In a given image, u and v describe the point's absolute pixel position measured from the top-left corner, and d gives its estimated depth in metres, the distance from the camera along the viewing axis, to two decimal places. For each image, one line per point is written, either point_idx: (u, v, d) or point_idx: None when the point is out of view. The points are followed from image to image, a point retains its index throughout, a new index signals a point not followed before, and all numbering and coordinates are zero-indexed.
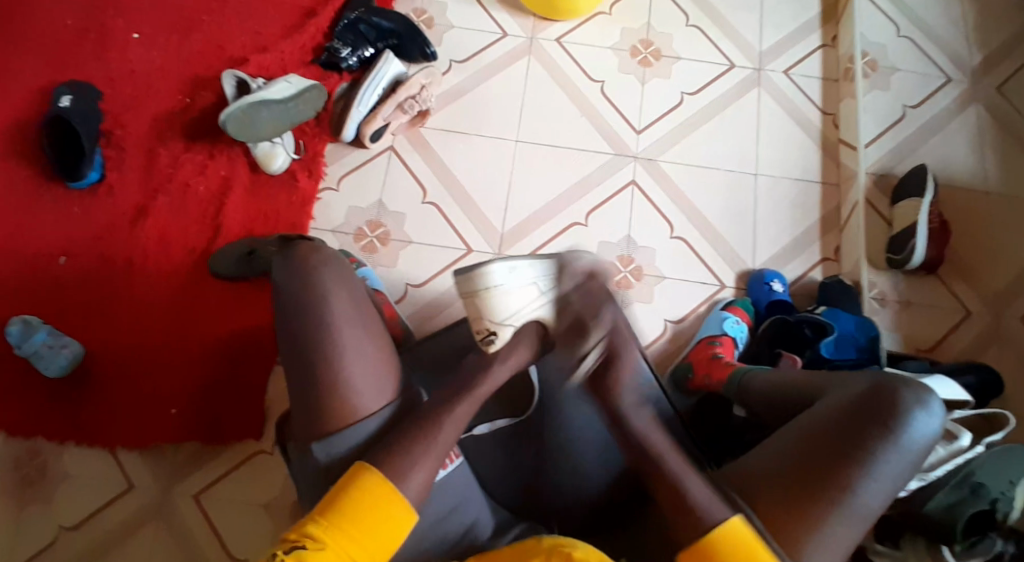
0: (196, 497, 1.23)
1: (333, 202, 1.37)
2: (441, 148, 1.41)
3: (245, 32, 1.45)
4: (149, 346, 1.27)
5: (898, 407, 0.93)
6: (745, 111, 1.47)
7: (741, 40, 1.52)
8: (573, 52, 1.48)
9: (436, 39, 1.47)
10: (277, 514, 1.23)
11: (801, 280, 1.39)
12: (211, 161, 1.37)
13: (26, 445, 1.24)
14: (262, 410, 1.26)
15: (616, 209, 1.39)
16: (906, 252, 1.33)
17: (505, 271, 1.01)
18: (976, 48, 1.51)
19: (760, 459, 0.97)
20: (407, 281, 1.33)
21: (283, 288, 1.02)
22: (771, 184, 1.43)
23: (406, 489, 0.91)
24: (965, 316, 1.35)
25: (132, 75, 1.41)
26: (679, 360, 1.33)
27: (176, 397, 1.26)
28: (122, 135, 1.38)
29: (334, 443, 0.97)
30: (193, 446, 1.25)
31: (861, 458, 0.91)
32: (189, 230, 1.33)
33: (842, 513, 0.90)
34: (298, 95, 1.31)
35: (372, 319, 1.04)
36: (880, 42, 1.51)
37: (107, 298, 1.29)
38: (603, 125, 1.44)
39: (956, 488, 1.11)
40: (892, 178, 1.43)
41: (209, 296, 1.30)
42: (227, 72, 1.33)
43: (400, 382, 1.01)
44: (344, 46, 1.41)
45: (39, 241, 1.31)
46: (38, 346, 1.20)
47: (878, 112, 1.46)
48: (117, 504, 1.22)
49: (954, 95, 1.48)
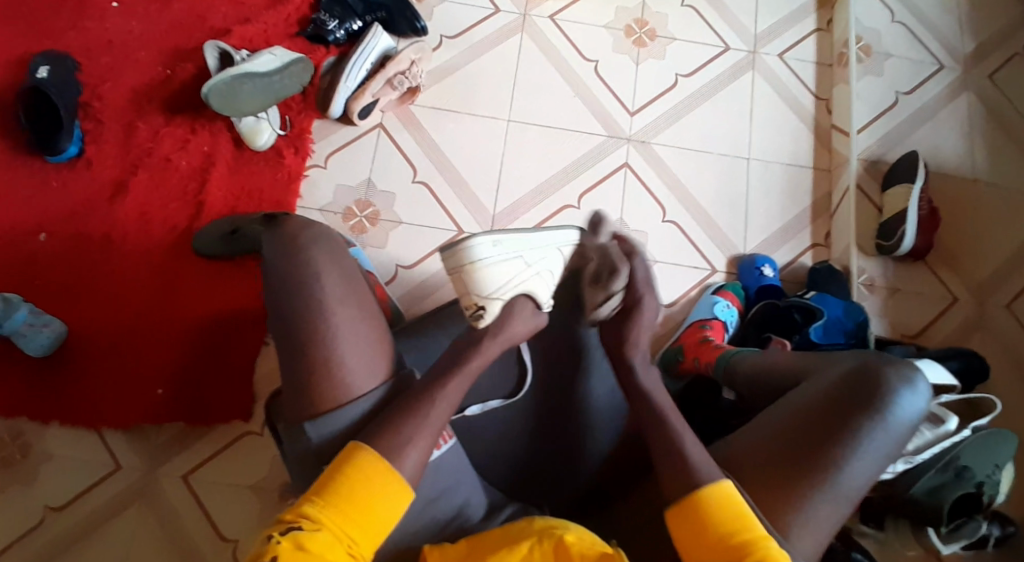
0: (181, 478, 1.20)
1: (320, 180, 1.34)
2: (430, 125, 1.38)
3: (229, 1, 1.40)
4: (130, 325, 1.24)
5: (883, 386, 0.94)
6: (738, 94, 1.46)
7: (736, 22, 1.50)
8: (567, 31, 1.45)
9: (426, 14, 1.44)
10: (263, 496, 1.20)
11: (791, 265, 1.39)
12: (194, 135, 1.33)
13: (5, 426, 1.21)
14: (247, 391, 1.24)
15: (609, 191, 1.38)
16: (896, 239, 1.35)
17: (488, 247, 1.03)
18: (968, 36, 1.51)
19: (745, 440, 0.96)
20: (397, 263, 1.31)
21: (273, 266, 1.00)
22: (763, 168, 1.43)
23: (402, 469, 0.89)
24: (951, 303, 1.37)
25: (109, 44, 1.36)
26: (670, 345, 1.33)
27: (160, 378, 1.23)
28: (100, 107, 1.33)
29: (326, 424, 0.95)
30: (177, 427, 1.23)
31: (847, 437, 0.91)
32: (170, 206, 1.29)
33: (827, 490, 0.89)
34: (284, 69, 1.28)
35: (364, 299, 1.02)
36: (875, 27, 1.50)
37: (85, 275, 1.25)
38: (596, 106, 1.42)
39: (941, 471, 1.12)
40: (883, 165, 1.43)
41: (192, 274, 1.27)
42: (209, 43, 1.30)
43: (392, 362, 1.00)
44: (332, 19, 1.37)
45: (13, 215, 1.27)
46: (19, 325, 1.16)
47: (870, 98, 1.46)
48: (99, 486, 1.19)
49: (945, 83, 1.48)
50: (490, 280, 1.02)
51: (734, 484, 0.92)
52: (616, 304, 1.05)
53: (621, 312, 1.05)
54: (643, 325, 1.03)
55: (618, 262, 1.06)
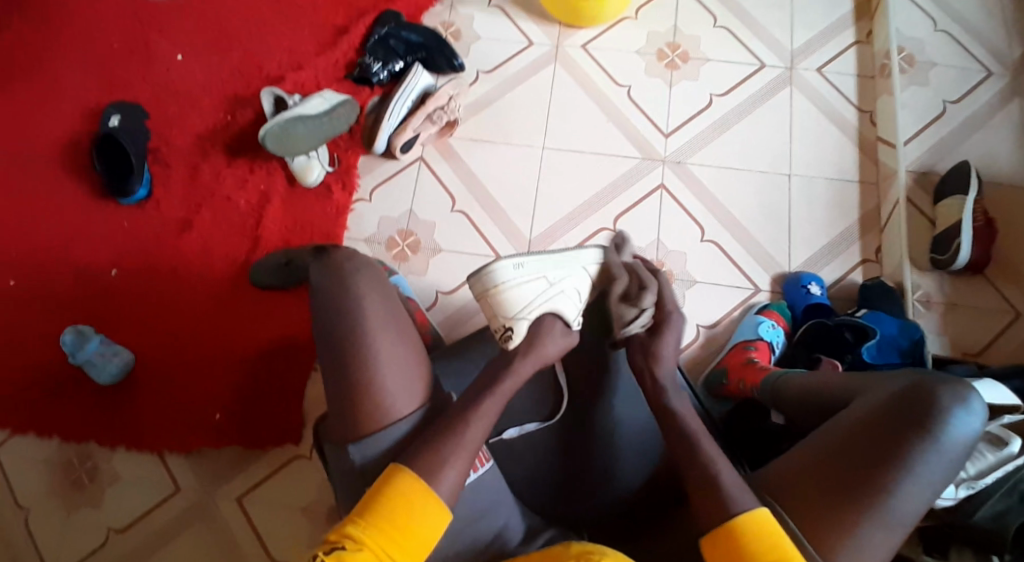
0: (237, 500, 1.27)
1: (366, 213, 1.41)
2: (469, 157, 1.43)
3: (282, 50, 1.50)
4: (193, 354, 1.33)
5: (936, 406, 0.90)
6: (776, 111, 1.44)
7: (771, 39, 1.49)
8: (598, 58, 1.49)
9: (464, 51, 1.50)
10: (313, 517, 1.26)
11: (840, 282, 1.35)
12: (252, 175, 1.43)
13: (77, 449, 1.30)
14: (298, 416, 1.30)
15: (645, 214, 1.39)
16: (951, 251, 1.28)
17: (509, 271, 1.08)
18: (1019, 39, 1.46)
19: (791, 462, 0.94)
20: (437, 289, 1.36)
21: (318, 294, 1.05)
22: (806, 184, 1.40)
23: (439, 490, 0.92)
24: (1015, 317, 1.29)
25: (177, 94, 1.48)
26: (713, 366, 1.31)
27: (219, 403, 1.31)
28: (169, 152, 1.45)
29: (370, 445, 0.99)
30: (234, 451, 1.30)
31: (899, 460, 0.88)
32: (231, 242, 1.39)
33: (880, 515, 0.87)
34: (331, 111, 1.36)
35: (404, 324, 1.06)
36: (917, 37, 1.47)
37: (154, 307, 1.36)
38: (630, 130, 1.44)
39: (1005, 495, 1.06)
40: (933, 176, 1.38)
41: (250, 305, 1.35)
42: (265, 90, 1.39)
43: (430, 385, 1.03)
44: (376, 61, 1.44)
45: (93, 254, 1.39)
46: (92, 355, 1.26)
47: (916, 108, 1.42)
48: (163, 506, 1.27)
49: (996, 88, 1.42)
50: (515, 302, 1.07)
51: (784, 510, 0.90)
52: (647, 319, 1.06)
53: (652, 328, 1.07)
54: (671, 339, 1.07)
55: (648, 279, 1.08)
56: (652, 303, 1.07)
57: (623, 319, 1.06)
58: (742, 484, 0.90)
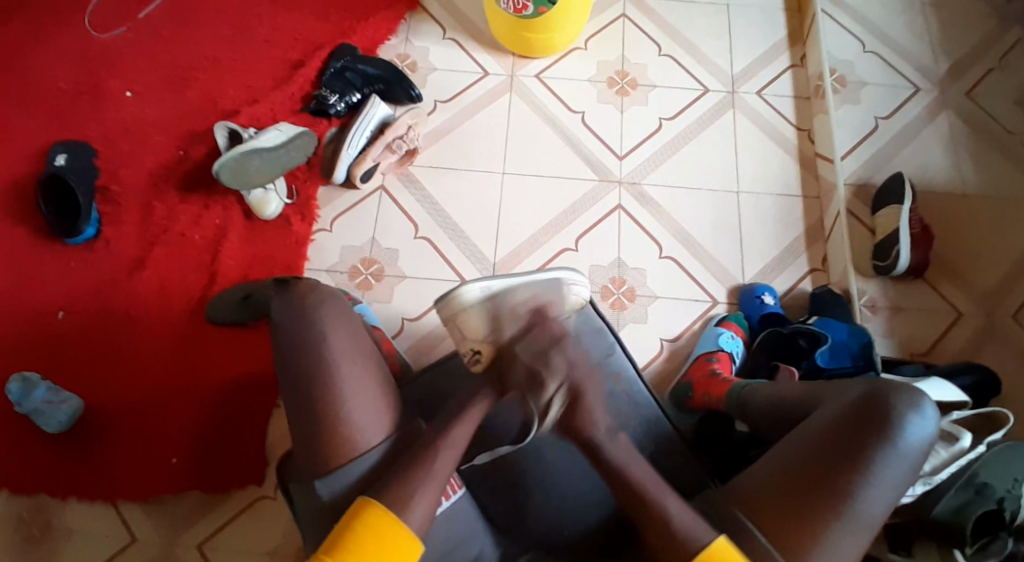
0: (200, 547, 1.21)
1: (327, 243, 1.40)
2: (429, 183, 1.44)
3: (235, 84, 1.50)
4: (149, 397, 1.28)
5: (892, 412, 0.93)
6: (723, 132, 1.52)
7: (713, 66, 1.58)
8: (552, 86, 1.54)
9: (420, 82, 1.52)
10: (282, 560, 1.21)
11: (791, 292, 1.41)
12: (206, 211, 1.40)
13: (28, 503, 1.23)
14: (263, 455, 1.26)
15: (604, 233, 1.42)
16: (892, 257, 1.36)
17: (479, 293, 1.11)
18: (940, 59, 1.58)
19: (759, 475, 0.96)
20: (403, 316, 1.35)
21: (282, 325, 1.03)
22: (754, 201, 1.47)
23: (410, 520, 0.91)
24: (957, 317, 1.37)
25: (127, 131, 1.45)
26: (677, 381, 1.32)
27: (177, 446, 1.25)
28: (118, 189, 1.41)
29: (337, 480, 0.96)
30: (194, 497, 1.24)
31: (860, 466, 0.91)
32: (187, 279, 1.35)
33: (846, 521, 0.90)
34: (288, 143, 1.35)
35: (370, 351, 1.05)
36: (847, 59, 1.58)
37: (107, 349, 1.30)
38: (586, 154, 1.48)
39: (962, 489, 1.10)
40: (871, 188, 1.47)
41: (207, 342, 1.31)
42: (218, 124, 1.37)
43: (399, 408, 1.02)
44: (332, 94, 1.45)
45: (39, 296, 1.33)
46: (38, 403, 1.20)
47: (851, 125, 1.51)
48: (121, 558, 1.20)
49: (924, 103, 1.54)
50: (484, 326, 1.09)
51: (753, 523, 0.93)
52: (560, 401, 1.02)
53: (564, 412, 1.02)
54: (591, 405, 1.01)
55: (548, 360, 1.02)
56: (565, 372, 1.02)
57: (538, 409, 1.04)
58: (689, 509, 0.94)
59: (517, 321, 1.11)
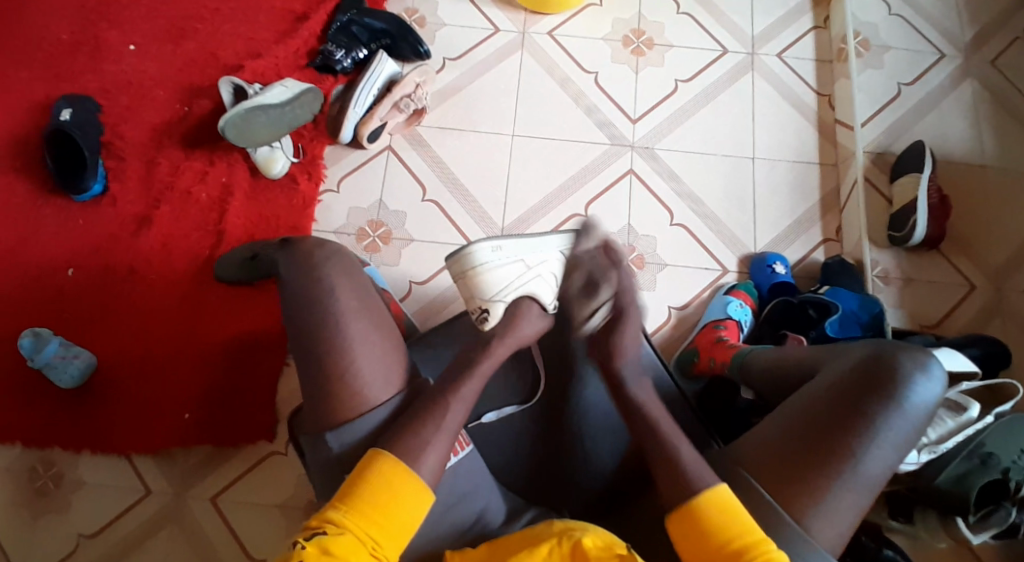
0: (210, 501, 1.23)
1: (334, 204, 1.38)
2: (437, 145, 1.42)
3: (240, 38, 1.46)
4: (154, 355, 1.28)
5: (896, 373, 0.91)
6: (740, 94, 1.48)
7: (732, 26, 1.53)
8: (565, 45, 1.49)
9: (429, 38, 1.49)
10: (290, 513, 1.23)
11: (804, 261, 1.39)
12: (212, 168, 1.38)
13: (40, 455, 1.25)
14: (271, 413, 1.27)
15: (615, 199, 1.40)
16: (907, 228, 1.33)
17: (487, 252, 1.08)
18: (967, 24, 1.52)
19: (759, 437, 0.94)
20: (410, 279, 1.34)
21: (288, 283, 1.01)
22: (769, 167, 1.44)
23: (420, 472, 0.90)
24: (969, 290, 1.35)
25: (130, 86, 1.43)
26: (684, 346, 1.32)
27: (185, 402, 1.26)
28: (122, 145, 1.39)
29: (346, 433, 0.95)
30: (204, 452, 1.26)
31: (863, 425, 0.89)
32: (192, 236, 1.34)
33: (847, 479, 0.88)
34: (295, 99, 1.32)
35: (379, 313, 1.02)
36: (871, 21, 1.52)
37: (111, 307, 1.30)
38: (599, 117, 1.45)
39: (967, 458, 1.08)
40: (889, 156, 1.43)
41: (215, 300, 1.31)
42: (223, 79, 1.34)
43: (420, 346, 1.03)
44: (338, 49, 1.42)
45: (45, 253, 1.33)
46: (50, 358, 1.20)
47: (872, 91, 1.47)
48: (133, 510, 1.23)
49: (947, 71, 1.49)
50: (492, 283, 1.08)
51: (756, 481, 0.90)
52: (603, 314, 1.09)
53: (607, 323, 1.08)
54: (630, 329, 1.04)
55: (606, 273, 1.09)
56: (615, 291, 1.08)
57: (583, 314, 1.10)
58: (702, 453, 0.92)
59: (521, 281, 1.08)
